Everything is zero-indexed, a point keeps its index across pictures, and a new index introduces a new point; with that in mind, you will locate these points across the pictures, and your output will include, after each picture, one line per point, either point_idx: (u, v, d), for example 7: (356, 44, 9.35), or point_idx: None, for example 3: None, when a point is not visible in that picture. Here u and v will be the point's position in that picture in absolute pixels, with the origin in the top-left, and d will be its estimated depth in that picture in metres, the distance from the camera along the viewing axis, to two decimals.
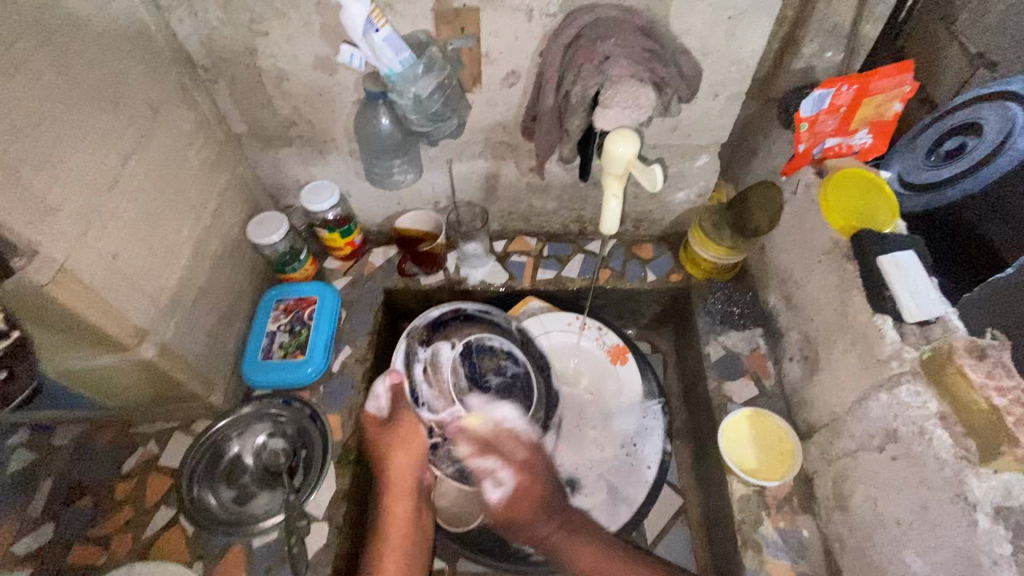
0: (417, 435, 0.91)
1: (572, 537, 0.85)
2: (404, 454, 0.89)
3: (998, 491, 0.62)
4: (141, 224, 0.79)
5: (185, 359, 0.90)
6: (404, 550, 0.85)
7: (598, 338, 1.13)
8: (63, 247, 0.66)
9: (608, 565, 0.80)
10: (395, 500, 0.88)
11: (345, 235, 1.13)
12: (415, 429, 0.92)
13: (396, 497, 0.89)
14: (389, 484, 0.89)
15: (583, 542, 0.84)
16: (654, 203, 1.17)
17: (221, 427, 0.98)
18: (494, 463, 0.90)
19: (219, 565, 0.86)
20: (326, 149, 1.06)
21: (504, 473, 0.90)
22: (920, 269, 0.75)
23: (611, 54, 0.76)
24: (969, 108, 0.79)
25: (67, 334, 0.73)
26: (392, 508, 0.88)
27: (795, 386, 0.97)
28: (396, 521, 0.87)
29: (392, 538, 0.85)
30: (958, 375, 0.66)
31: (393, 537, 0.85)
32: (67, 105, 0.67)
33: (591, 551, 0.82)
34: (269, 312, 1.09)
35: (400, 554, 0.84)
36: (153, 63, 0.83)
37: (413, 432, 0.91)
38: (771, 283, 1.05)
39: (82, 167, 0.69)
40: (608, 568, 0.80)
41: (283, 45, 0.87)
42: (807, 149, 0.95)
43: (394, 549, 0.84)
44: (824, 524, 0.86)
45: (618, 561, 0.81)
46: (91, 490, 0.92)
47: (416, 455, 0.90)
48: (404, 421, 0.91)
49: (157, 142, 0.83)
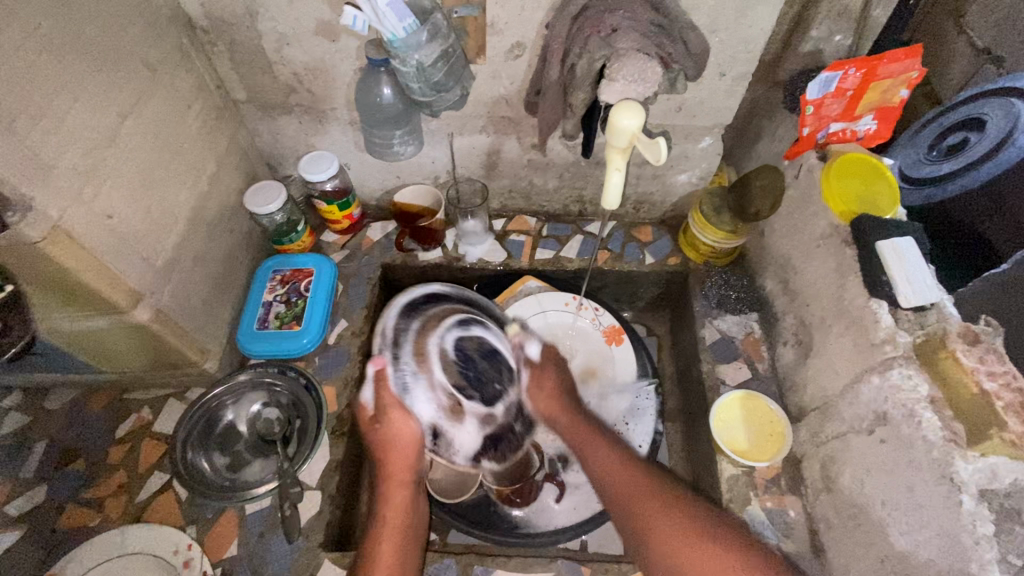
0: (408, 428, 0.76)
1: (620, 458, 0.80)
2: (399, 454, 0.77)
3: (985, 474, 0.63)
4: (138, 186, 0.79)
5: (180, 324, 0.89)
6: (403, 535, 0.77)
7: (594, 319, 1.13)
8: (58, 204, 0.65)
9: (624, 478, 0.78)
10: (393, 486, 0.79)
11: (343, 208, 1.12)
12: (405, 428, 0.76)
13: (392, 483, 0.79)
14: (387, 467, 0.79)
15: (605, 445, 0.82)
16: (656, 184, 1.17)
17: (215, 394, 0.98)
18: (549, 374, 0.90)
19: (211, 530, 0.86)
20: (325, 118, 1.05)
21: (537, 397, 0.87)
22: (918, 256, 0.75)
23: (618, 27, 0.75)
24: (974, 103, 0.81)
25: (63, 295, 0.73)
26: (390, 495, 0.79)
27: (788, 371, 0.97)
28: (394, 511, 0.78)
29: (390, 516, 0.77)
30: (951, 360, 0.68)
31: (392, 518, 0.77)
32: (63, 59, 0.66)
33: (610, 455, 0.81)
34: (266, 283, 1.09)
35: (399, 530, 0.77)
36: (152, 21, 0.81)
37: (404, 422, 0.76)
38: (769, 268, 1.05)
39: (78, 125, 0.68)
40: (631, 484, 0.77)
41: (284, 8, 0.86)
42: (812, 133, 0.93)
43: (394, 528, 0.76)
44: (811, 506, 0.87)
45: (630, 467, 0.79)
46: (84, 454, 0.92)
47: (409, 446, 0.77)
48: (392, 415, 0.76)
49: (155, 101, 0.82)
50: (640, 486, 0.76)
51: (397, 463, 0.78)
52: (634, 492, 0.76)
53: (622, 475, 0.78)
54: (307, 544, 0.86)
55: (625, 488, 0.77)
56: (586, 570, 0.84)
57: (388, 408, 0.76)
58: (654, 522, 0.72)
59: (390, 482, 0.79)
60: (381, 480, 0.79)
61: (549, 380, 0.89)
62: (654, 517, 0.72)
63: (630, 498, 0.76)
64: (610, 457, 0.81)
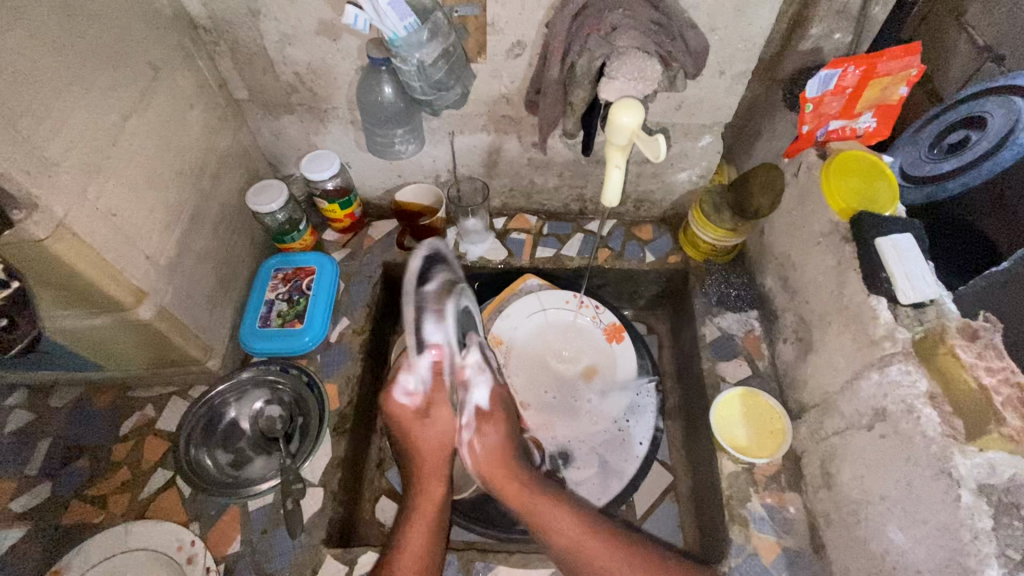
0: (447, 423, 0.84)
1: (574, 518, 0.76)
2: (435, 446, 0.83)
3: (983, 468, 0.63)
4: (142, 185, 0.79)
5: (184, 322, 0.90)
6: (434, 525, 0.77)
7: (594, 316, 1.13)
8: (64, 202, 0.66)
9: (582, 538, 0.75)
10: (428, 480, 0.81)
11: (345, 207, 1.12)
12: (444, 421, 0.84)
13: (428, 478, 0.81)
14: (422, 464, 0.82)
15: (555, 508, 0.77)
16: (656, 182, 1.17)
17: (218, 391, 0.99)
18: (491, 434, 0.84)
19: (214, 527, 0.87)
20: (327, 117, 1.05)
21: (482, 455, 0.83)
22: (917, 254, 0.75)
23: (618, 25, 0.75)
24: (975, 101, 0.81)
25: (68, 293, 0.73)
26: (426, 489, 0.80)
27: (787, 368, 0.98)
28: (428, 502, 0.79)
29: (424, 507, 0.79)
30: (948, 355, 0.68)
31: (426, 510, 0.78)
32: (68, 59, 0.67)
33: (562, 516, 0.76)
34: (267, 282, 1.09)
35: (428, 522, 0.77)
36: (154, 21, 0.82)
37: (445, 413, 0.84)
38: (769, 265, 1.05)
39: (83, 124, 0.69)
40: (585, 541, 0.74)
41: (286, 7, 0.86)
42: (811, 131, 0.94)
43: (425, 520, 0.77)
44: (811, 502, 0.87)
45: (582, 521, 0.76)
46: (88, 451, 0.93)
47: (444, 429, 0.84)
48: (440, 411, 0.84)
49: (157, 100, 0.82)
50: (592, 543, 0.74)
51: (432, 459, 0.83)
52: (583, 543, 0.74)
53: (583, 529, 0.75)
54: (309, 540, 0.86)
55: (579, 548, 0.74)
56: None
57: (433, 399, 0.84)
58: (598, 560, 0.73)
59: (424, 476, 0.82)
60: (417, 476, 0.82)
61: (493, 428, 0.84)
62: (589, 542, 0.74)
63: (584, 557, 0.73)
64: (557, 517, 0.76)
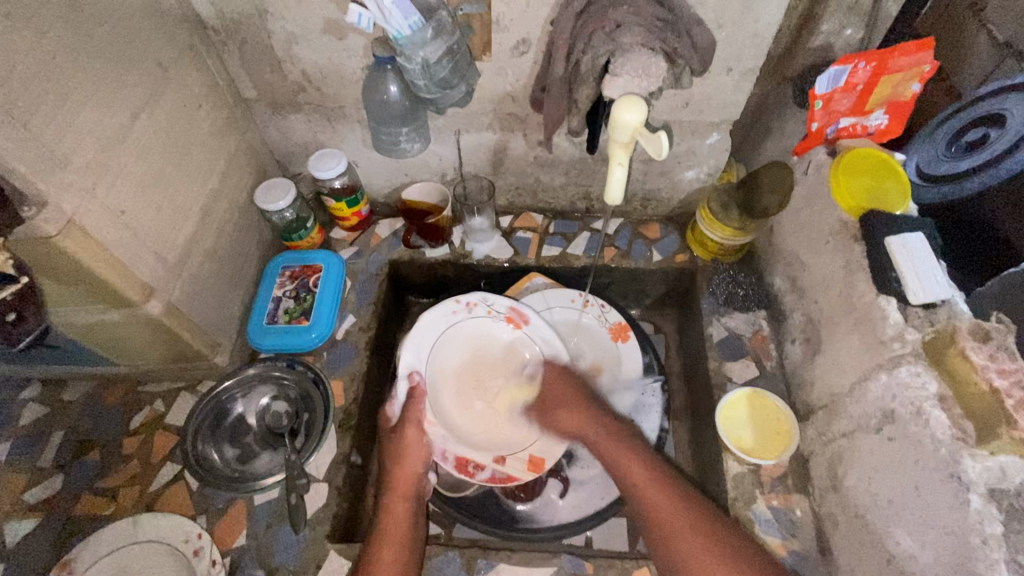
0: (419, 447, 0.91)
1: (652, 477, 0.82)
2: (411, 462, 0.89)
3: (993, 472, 0.61)
4: (151, 183, 0.80)
5: (191, 318, 0.91)
6: (402, 543, 0.80)
7: (599, 316, 1.13)
8: (73, 200, 0.67)
9: (656, 491, 0.80)
10: (395, 498, 0.86)
11: (351, 205, 1.13)
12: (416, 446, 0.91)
13: (394, 495, 0.86)
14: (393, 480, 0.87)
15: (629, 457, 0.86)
16: (664, 180, 1.16)
17: (225, 387, 1.00)
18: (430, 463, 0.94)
19: (221, 520, 0.88)
20: (335, 117, 1.06)
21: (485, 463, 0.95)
22: (928, 252, 0.74)
23: (623, 22, 0.75)
24: (997, 97, 0.79)
25: (78, 288, 0.74)
26: (392, 506, 0.85)
27: (796, 368, 0.96)
28: (394, 523, 0.82)
29: (391, 524, 0.82)
30: (959, 356, 0.67)
31: (391, 522, 0.82)
32: (80, 59, 0.68)
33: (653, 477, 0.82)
34: (275, 280, 1.10)
35: (396, 538, 0.80)
36: (163, 22, 0.83)
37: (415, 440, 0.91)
38: (778, 265, 1.04)
39: (94, 122, 0.70)
40: (659, 495, 0.80)
41: (293, 7, 0.87)
42: (821, 128, 0.92)
43: (393, 534, 0.80)
44: (818, 504, 0.86)
45: (655, 481, 0.82)
46: (98, 444, 0.95)
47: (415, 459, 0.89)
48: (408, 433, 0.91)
49: (167, 99, 0.84)
50: (672, 506, 0.78)
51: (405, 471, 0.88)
52: (666, 509, 0.78)
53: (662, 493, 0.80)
54: (313, 536, 0.87)
55: (665, 508, 0.78)
56: (589, 566, 0.84)
57: (408, 422, 0.92)
58: (672, 524, 0.77)
59: (393, 495, 0.86)
60: (386, 492, 0.87)
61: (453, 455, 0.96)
62: (658, 498, 0.80)
63: (666, 522, 0.77)
64: (625, 456, 0.86)
